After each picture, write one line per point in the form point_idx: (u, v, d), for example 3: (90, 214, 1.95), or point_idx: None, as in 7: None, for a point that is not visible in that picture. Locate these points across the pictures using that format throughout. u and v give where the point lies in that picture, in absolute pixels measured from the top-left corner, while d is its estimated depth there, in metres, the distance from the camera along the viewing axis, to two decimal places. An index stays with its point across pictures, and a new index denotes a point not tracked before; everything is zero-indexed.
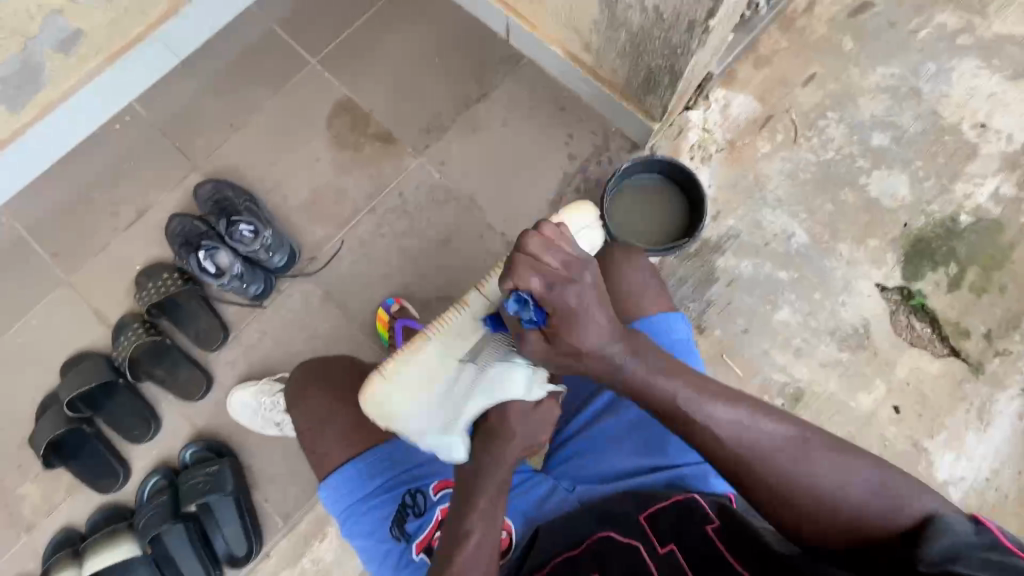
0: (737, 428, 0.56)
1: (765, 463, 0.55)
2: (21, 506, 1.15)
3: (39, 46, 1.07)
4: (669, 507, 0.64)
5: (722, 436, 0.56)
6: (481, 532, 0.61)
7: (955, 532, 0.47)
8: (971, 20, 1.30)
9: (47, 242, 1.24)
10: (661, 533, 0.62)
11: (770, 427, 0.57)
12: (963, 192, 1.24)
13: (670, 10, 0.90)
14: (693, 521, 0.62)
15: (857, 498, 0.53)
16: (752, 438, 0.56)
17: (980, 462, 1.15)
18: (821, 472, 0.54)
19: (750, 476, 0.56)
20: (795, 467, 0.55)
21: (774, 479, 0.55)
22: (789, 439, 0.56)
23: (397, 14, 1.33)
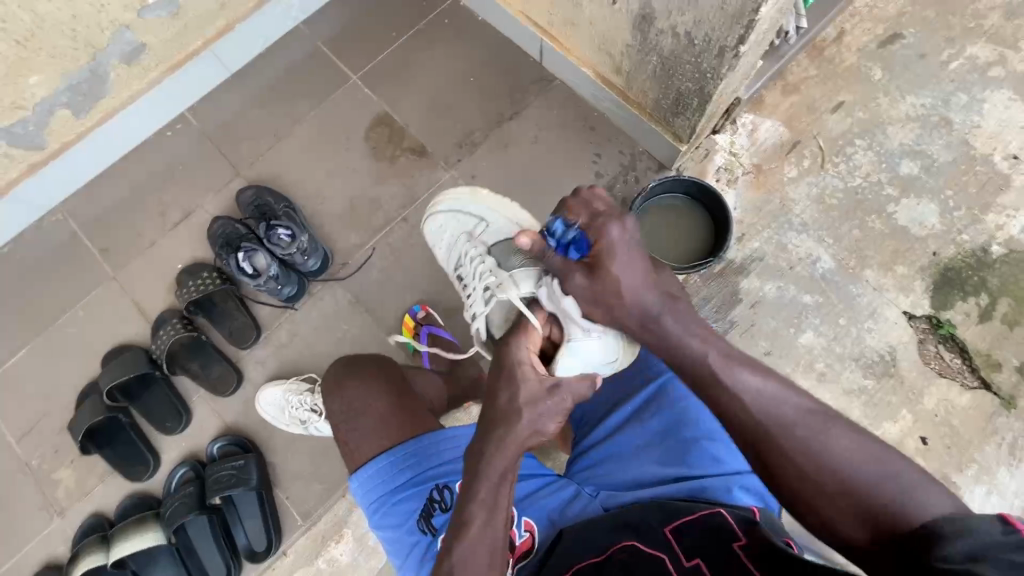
0: (781, 402, 0.59)
1: (785, 431, 0.58)
2: (55, 490, 1.19)
3: (106, 57, 1.15)
4: (694, 521, 0.62)
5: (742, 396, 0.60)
6: (480, 523, 0.59)
7: (981, 528, 0.46)
8: (1003, 53, 1.31)
9: (98, 239, 1.31)
10: (687, 549, 0.60)
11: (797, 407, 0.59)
12: (994, 223, 1.23)
13: (702, 35, 0.93)
14: (719, 546, 0.59)
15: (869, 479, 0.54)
16: (800, 413, 0.58)
17: (1012, 500, 1.11)
18: (836, 451, 0.56)
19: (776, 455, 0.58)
20: (824, 432, 0.57)
21: (811, 459, 0.56)
22: (810, 411, 0.58)
23: (437, 36, 1.39)
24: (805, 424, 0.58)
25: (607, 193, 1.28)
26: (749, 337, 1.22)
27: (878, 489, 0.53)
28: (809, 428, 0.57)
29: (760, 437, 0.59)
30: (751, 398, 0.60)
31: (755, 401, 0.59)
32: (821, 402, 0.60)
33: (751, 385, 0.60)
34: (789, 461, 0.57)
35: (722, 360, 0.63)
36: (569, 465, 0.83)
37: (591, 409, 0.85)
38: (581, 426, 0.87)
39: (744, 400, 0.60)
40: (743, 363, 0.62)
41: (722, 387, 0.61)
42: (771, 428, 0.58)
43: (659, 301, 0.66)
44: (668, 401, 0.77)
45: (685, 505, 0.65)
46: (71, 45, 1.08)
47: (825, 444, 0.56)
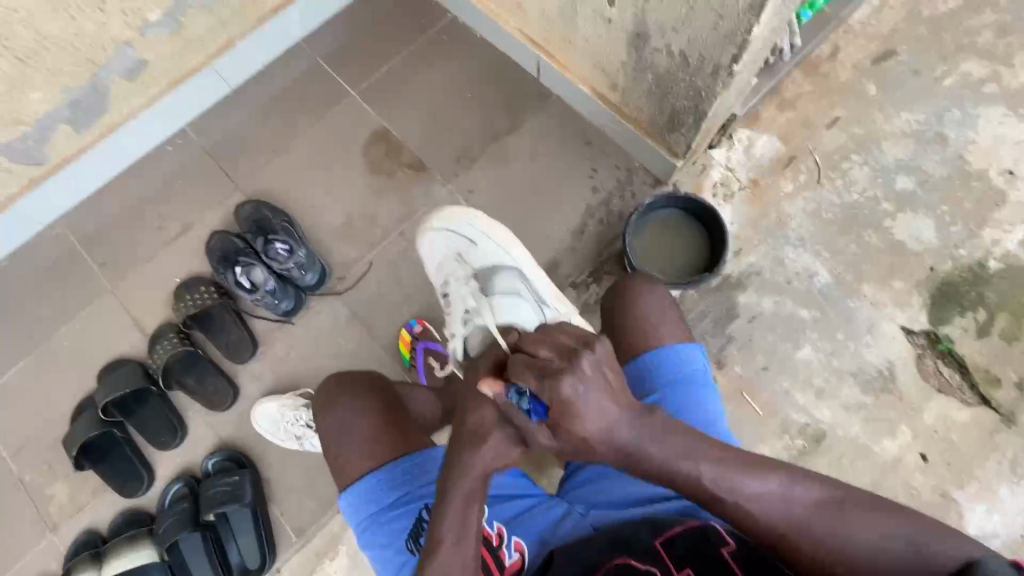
0: (789, 501, 0.55)
1: (799, 532, 0.54)
2: (48, 506, 1.19)
3: (108, 73, 1.17)
4: (682, 530, 0.63)
5: (749, 506, 0.55)
6: (450, 543, 0.60)
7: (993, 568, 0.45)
8: (996, 70, 1.32)
9: (97, 253, 1.32)
10: (677, 557, 0.60)
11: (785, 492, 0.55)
12: (991, 238, 1.23)
13: (696, 54, 0.94)
14: (708, 553, 0.59)
15: (890, 556, 0.53)
16: (818, 510, 0.54)
17: (1014, 518, 1.10)
18: (855, 534, 0.53)
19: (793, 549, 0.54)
20: (841, 525, 0.54)
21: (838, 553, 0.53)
22: (823, 501, 0.55)
23: (435, 52, 1.41)
24: (823, 522, 0.54)
25: (604, 208, 1.29)
26: (746, 353, 1.21)
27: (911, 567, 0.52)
28: (830, 521, 0.54)
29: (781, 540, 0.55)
30: (758, 502, 0.55)
31: (770, 510, 0.55)
32: (831, 483, 0.56)
33: (761, 491, 0.55)
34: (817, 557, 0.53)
35: (723, 470, 0.56)
36: (562, 483, 0.83)
37: None
38: None
39: (756, 506, 0.55)
40: (746, 467, 0.56)
41: (729, 501, 0.55)
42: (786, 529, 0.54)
43: (637, 427, 0.56)
44: None
45: (673, 517, 0.66)
46: (72, 62, 1.10)
47: (847, 541, 0.53)
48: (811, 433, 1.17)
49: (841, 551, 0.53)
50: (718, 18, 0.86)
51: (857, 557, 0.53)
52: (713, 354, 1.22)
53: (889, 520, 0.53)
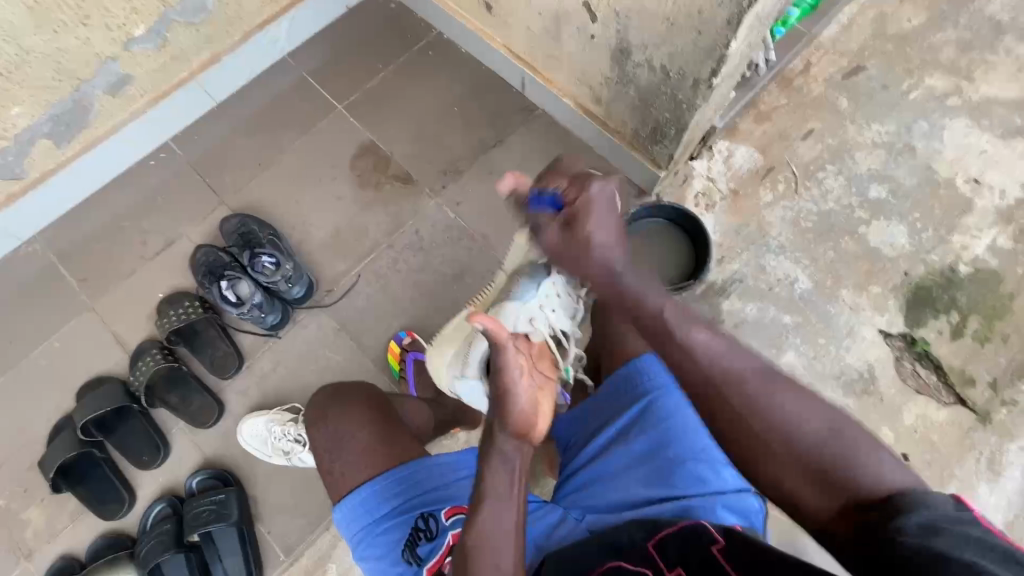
0: (729, 360, 0.62)
1: (727, 386, 0.61)
2: (23, 532, 1.14)
3: (91, 88, 1.16)
4: (673, 531, 0.62)
5: (686, 359, 0.63)
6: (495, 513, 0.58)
7: (933, 506, 0.49)
8: (958, 84, 1.38)
9: (77, 269, 1.29)
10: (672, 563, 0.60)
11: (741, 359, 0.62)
12: (961, 243, 1.28)
13: (676, 68, 0.98)
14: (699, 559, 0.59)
15: (813, 438, 0.57)
16: (750, 372, 0.61)
17: (993, 515, 1.13)
18: (780, 407, 0.59)
19: (719, 406, 0.61)
20: (778, 399, 0.59)
21: (758, 418, 0.59)
22: (761, 373, 0.61)
23: (421, 67, 1.43)
24: (754, 381, 0.60)
25: None
26: None
27: (825, 452, 0.56)
28: (756, 386, 0.60)
29: (712, 394, 0.62)
30: (702, 348, 0.62)
31: (705, 360, 0.62)
32: (773, 367, 0.62)
33: (704, 340, 0.63)
34: (739, 417, 0.60)
35: (679, 315, 0.65)
36: (556, 489, 0.82)
37: (576, 435, 0.85)
38: (567, 450, 0.86)
39: (694, 358, 0.62)
40: (698, 321, 0.65)
41: (676, 342, 0.63)
42: (720, 382, 0.61)
43: (622, 258, 0.68)
44: (653, 421, 0.77)
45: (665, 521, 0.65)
46: (54, 76, 1.09)
47: (771, 410, 0.59)
48: None
49: (759, 413, 0.59)
50: (697, 35, 0.89)
51: (781, 431, 0.58)
52: None
53: (813, 406, 0.58)
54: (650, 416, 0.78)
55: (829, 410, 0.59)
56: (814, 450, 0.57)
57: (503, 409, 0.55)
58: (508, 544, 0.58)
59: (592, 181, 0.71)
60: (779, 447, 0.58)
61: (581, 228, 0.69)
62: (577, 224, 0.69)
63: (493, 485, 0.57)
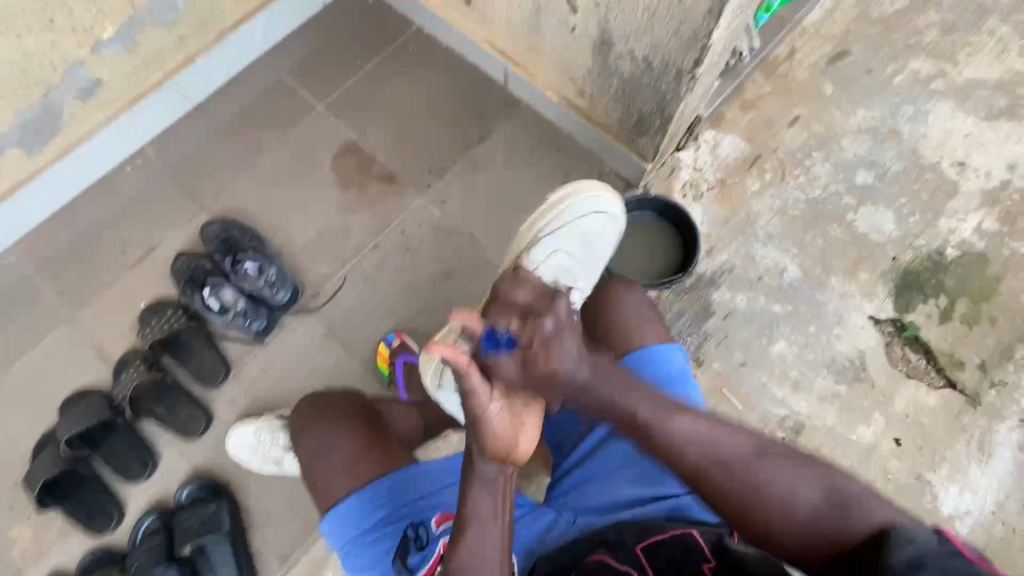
0: (718, 443, 0.64)
1: (720, 466, 0.63)
2: (10, 551, 1.12)
3: (60, 94, 1.13)
4: (665, 540, 0.62)
5: (675, 438, 0.65)
6: (472, 533, 0.58)
7: (919, 541, 0.50)
8: (943, 66, 1.38)
9: (55, 281, 1.26)
10: (659, 568, 0.59)
11: (728, 432, 0.65)
12: (948, 227, 1.28)
13: (659, 59, 0.96)
14: (689, 565, 0.58)
15: (803, 501, 0.60)
16: (738, 455, 0.63)
17: (984, 496, 1.14)
18: (773, 478, 0.61)
19: (719, 502, 0.63)
20: (762, 470, 0.62)
21: (749, 494, 0.61)
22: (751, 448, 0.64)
23: (402, 63, 1.40)
24: (745, 460, 0.63)
25: None
26: (724, 349, 1.24)
27: (823, 518, 0.59)
28: (746, 465, 0.63)
29: (703, 476, 0.64)
30: (688, 441, 0.64)
31: (690, 446, 0.64)
32: (760, 439, 0.66)
33: (687, 426, 0.65)
34: (730, 494, 0.62)
35: (654, 407, 0.67)
36: (548, 490, 0.81)
37: (566, 434, 0.85)
38: (559, 451, 0.85)
39: (685, 446, 0.64)
40: (678, 407, 0.67)
41: (660, 431, 0.65)
42: (705, 466, 0.63)
43: (591, 365, 0.66)
44: None
45: (659, 524, 0.65)
46: (21, 83, 1.06)
47: (758, 481, 0.61)
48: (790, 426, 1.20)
49: (756, 487, 0.61)
50: (678, 24, 0.88)
51: (774, 510, 0.60)
52: (691, 353, 1.24)
53: (804, 471, 0.61)
54: None
55: (818, 475, 0.61)
56: (810, 517, 0.59)
57: (476, 434, 0.58)
58: (494, 563, 0.58)
59: (546, 311, 0.64)
60: (782, 534, 0.60)
61: (550, 359, 0.63)
62: None
63: (476, 509, 0.59)
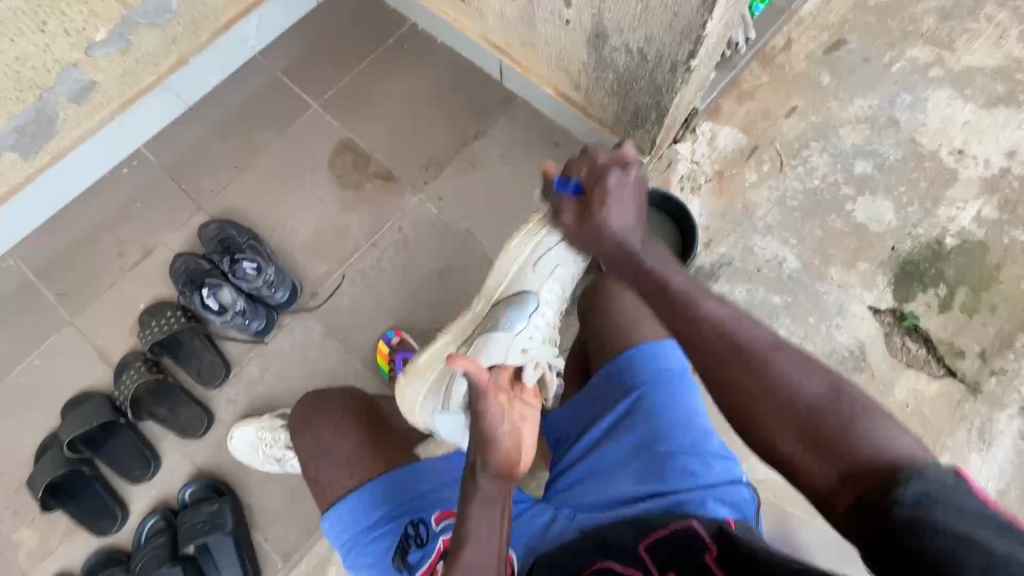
0: (739, 328, 0.59)
1: (743, 355, 0.57)
2: (16, 553, 1.13)
3: (55, 97, 1.13)
4: (664, 535, 0.62)
5: (712, 318, 0.61)
6: (471, 549, 0.58)
7: (941, 480, 0.43)
8: (941, 53, 1.37)
9: (54, 284, 1.26)
10: (661, 563, 0.60)
11: (752, 323, 0.60)
12: (947, 215, 1.28)
13: (654, 51, 0.96)
14: (691, 557, 0.59)
15: (814, 392, 0.53)
16: (759, 339, 0.58)
17: (986, 484, 1.14)
18: (785, 368, 0.55)
19: (723, 368, 0.58)
20: (777, 356, 0.56)
21: (759, 372, 0.56)
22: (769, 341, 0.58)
23: (397, 60, 1.40)
24: (762, 346, 0.57)
25: None
26: None
27: (829, 411, 0.52)
28: (766, 349, 0.57)
29: (721, 369, 0.58)
30: (716, 314, 0.62)
31: (714, 323, 0.61)
32: (779, 336, 0.59)
33: (721, 310, 0.61)
34: (745, 363, 0.57)
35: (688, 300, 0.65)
36: (547, 487, 0.82)
37: (565, 431, 0.85)
38: (559, 447, 0.85)
39: (705, 326, 0.61)
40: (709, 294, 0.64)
41: (690, 325, 0.62)
42: (722, 357, 0.58)
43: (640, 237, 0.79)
44: (640, 417, 0.77)
45: (656, 520, 0.65)
46: (14, 87, 1.05)
47: (771, 367, 0.55)
48: None
49: (767, 370, 0.55)
50: (672, 16, 0.87)
51: (786, 390, 0.54)
52: None
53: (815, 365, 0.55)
54: (637, 412, 0.78)
55: (824, 369, 0.55)
56: (814, 412, 0.52)
57: (484, 453, 0.58)
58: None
59: (617, 163, 0.82)
60: (779, 402, 0.54)
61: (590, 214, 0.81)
62: (594, 207, 0.81)
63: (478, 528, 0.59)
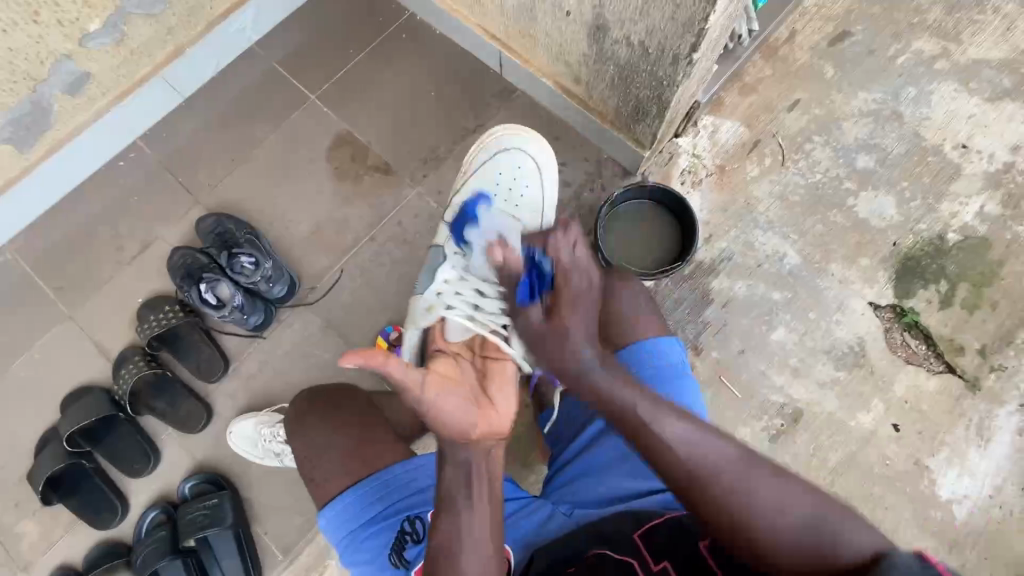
0: (705, 451, 0.58)
1: (712, 480, 0.56)
2: (18, 545, 1.14)
3: (49, 88, 1.11)
4: (662, 524, 0.64)
5: (673, 444, 0.58)
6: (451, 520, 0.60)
7: (898, 566, 0.45)
8: (946, 46, 1.35)
9: (52, 278, 1.26)
10: (655, 550, 0.61)
11: (718, 443, 0.59)
12: (949, 211, 1.27)
13: (655, 44, 0.94)
14: (687, 545, 0.60)
15: (787, 521, 0.54)
16: (729, 459, 0.57)
17: (983, 480, 1.15)
18: (756, 489, 0.55)
19: (702, 504, 0.57)
20: (751, 483, 0.56)
21: (735, 509, 0.55)
22: (739, 455, 0.58)
23: (395, 50, 1.38)
24: (734, 467, 0.57)
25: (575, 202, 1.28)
26: (723, 337, 1.23)
27: (807, 545, 0.53)
28: (740, 470, 0.57)
29: (693, 487, 0.57)
30: (683, 445, 0.58)
31: (683, 450, 0.58)
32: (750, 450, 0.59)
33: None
34: (714, 507, 0.56)
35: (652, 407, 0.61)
36: (545, 484, 0.82)
37: (563, 428, 0.85)
38: (557, 443, 0.85)
39: (674, 449, 0.58)
40: (673, 412, 0.60)
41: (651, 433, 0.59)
42: (698, 477, 0.57)
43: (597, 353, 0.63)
44: None
45: (653, 513, 0.67)
46: (8, 78, 1.04)
47: (748, 497, 0.55)
48: (789, 412, 1.20)
49: (722, 500, 0.56)
50: (674, 9, 0.86)
51: (763, 524, 0.54)
52: (690, 341, 1.23)
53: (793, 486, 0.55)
54: None
55: (804, 497, 0.55)
56: (796, 546, 0.53)
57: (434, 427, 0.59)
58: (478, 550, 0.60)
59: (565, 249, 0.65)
60: (762, 535, 0.54)
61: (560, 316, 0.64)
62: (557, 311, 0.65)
63: (452, 491, 0.60)
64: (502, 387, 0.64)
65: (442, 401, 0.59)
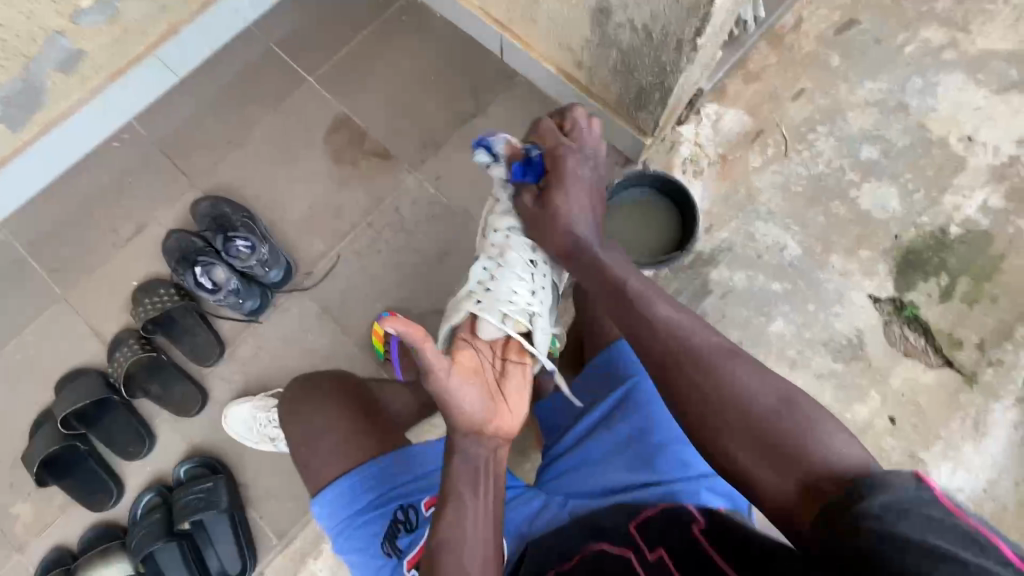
0: (712, 368, 0.60)
1: (732, 398, 0.57)
2: (13, 526, 1.14)
3: (41, 66, 1.07)
4: (657, 513, 0.63)
5: (685, 366, 0.60)
6: (453, 510, 0.63)
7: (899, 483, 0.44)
8: (955, 36, 1.33)
9: (46, 260, 1.25)
10: (651, 540, 0.60)
11: (735, 362, 0.60)
12: (952, 204, 1.26)
13: (659, 28, 0.92)
14: (682, 528, 0.59)
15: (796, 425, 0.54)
16: (740, 379, 0.58)
17: (977, 474, 1.15)
18: (771, 408, 0.56)
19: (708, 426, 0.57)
20: (767, 396, 0.57)
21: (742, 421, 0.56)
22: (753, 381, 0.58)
23: (394, 33, 1.35)
24: (759, 396, 0.57)
25: None
26: (721, 328, 1.23)
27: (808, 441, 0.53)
28: (752, 393, 0.57)
29: (705, 418, 0.58)
30: (695, 362, 0.60)
31: (709, 372, 0.59)
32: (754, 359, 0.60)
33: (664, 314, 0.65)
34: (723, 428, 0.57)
35: (676, 323, 0.63)
36: (540, 472, 0.82)
37: (561, 418, 0.86)
38: (553, 434, 0.86)
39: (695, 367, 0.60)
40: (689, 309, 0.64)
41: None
42: (714, 396, 0.58)
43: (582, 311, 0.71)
44: (635, 405, 0.77)
45: (648, 505, 0.66)
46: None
47: (755, 409, 0.56)
48: None
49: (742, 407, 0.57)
50: None
51: (774, 430, 0.55)
52: None
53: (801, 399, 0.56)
54: (633, 399, 0.78)
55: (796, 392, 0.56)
56: (798, 445, 0.53)
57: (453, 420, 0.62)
58: (480, 550, 0.62)
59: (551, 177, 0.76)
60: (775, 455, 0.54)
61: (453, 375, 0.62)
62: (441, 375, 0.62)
63: (458, 485, 0.64)
64: (515, 391, 0.70)
65: (464, 392, 0.61)
